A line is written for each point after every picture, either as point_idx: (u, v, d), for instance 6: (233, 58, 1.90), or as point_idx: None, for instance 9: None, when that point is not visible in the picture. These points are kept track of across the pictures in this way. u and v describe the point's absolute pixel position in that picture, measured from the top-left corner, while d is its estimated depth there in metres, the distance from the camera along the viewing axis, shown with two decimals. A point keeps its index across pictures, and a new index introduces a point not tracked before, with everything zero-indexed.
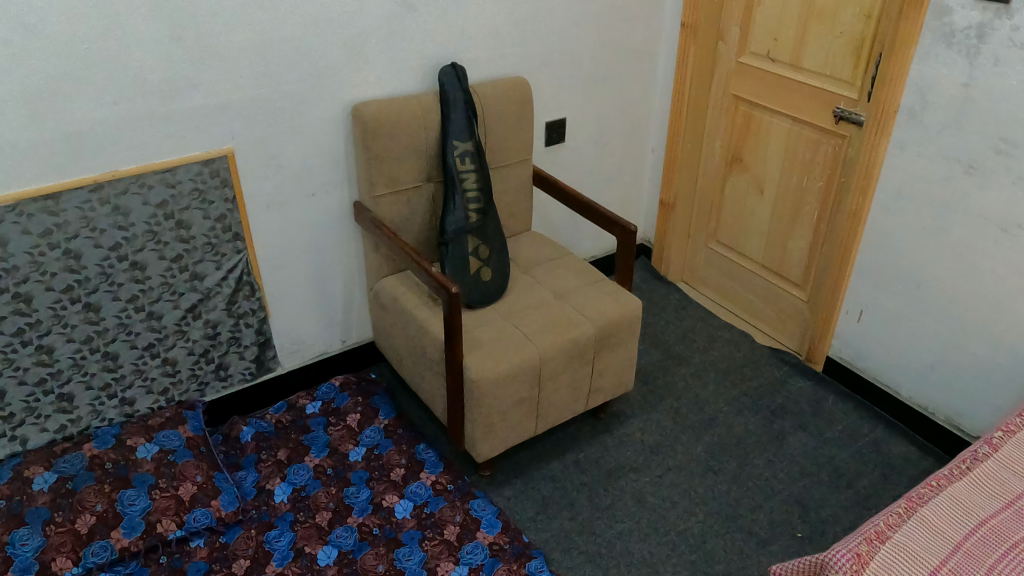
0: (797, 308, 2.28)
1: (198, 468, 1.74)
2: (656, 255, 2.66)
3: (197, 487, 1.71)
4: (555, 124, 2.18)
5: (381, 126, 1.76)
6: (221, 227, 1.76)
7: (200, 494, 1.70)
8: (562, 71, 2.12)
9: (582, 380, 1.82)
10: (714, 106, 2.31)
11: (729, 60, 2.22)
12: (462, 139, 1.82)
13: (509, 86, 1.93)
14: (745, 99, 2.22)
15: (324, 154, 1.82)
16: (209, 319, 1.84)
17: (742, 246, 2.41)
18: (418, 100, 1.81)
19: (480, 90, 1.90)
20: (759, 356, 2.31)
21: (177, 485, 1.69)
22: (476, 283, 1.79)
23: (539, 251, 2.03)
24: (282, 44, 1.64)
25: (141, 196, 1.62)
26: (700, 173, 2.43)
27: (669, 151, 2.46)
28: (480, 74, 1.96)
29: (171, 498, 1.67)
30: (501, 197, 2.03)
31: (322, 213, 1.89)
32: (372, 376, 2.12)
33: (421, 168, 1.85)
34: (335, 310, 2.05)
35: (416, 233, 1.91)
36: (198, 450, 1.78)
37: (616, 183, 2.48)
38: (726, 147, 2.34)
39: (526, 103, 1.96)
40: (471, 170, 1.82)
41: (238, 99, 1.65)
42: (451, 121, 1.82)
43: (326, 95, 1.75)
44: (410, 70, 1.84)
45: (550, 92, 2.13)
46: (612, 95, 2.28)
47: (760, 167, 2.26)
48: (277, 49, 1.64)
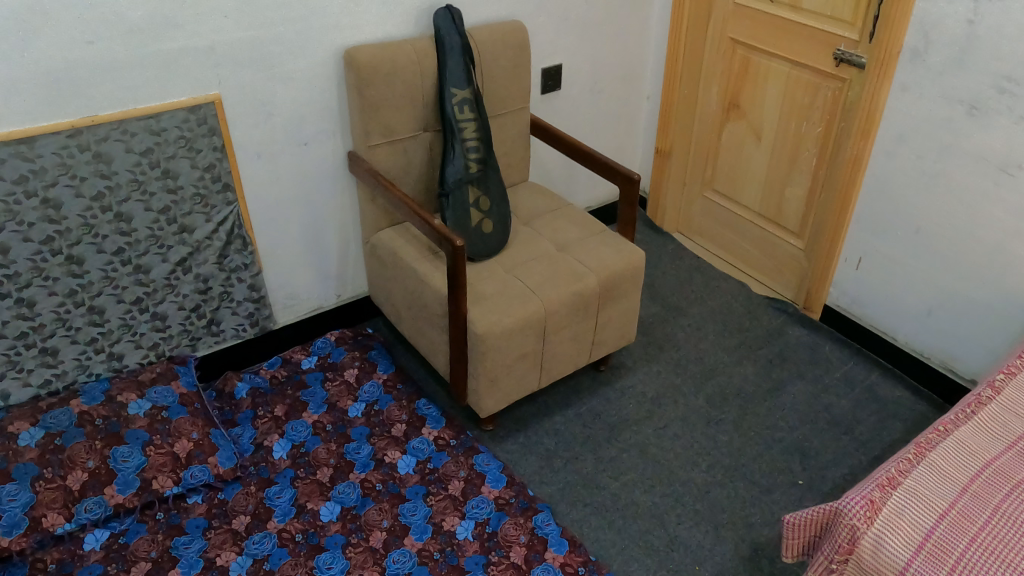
0: (795, 257, 2.27)
1: (194, 425, 1.70)
2: (651, 205, 2.62)
3: (195, 445, 1.67)
4: (551, 70, 2.11)
5: (375, 72, 1.68)
6: (210, 177, 1.67)
7: (197, 451, 1.67)
8: (559, 14, 2.04)
9: (585, 332, 1.80)
10: (710, 50, 2.23)
11: (726, 3, 2.15)
12: (460, 86, 1.75)
13: (506, 30, 1.86)
14: (742, 43, 2.15)
15: (315, 101, 1.73)
16: (200, 274, 1.77)
17: (738, 195, 2.38)
18: (413, 45, 1.74)
19: (477, 35, 1.82)
20: (757, 306, 2.31)
21: (173, 441, 1.65)
22: (477, 234, 1.75)
23: (538, 202, 1.99)
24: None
25: (124, 143, 1.54)
26: (698, 121, 2.38)
27: (667, 97, 2.38)
28: (475, 18, 1.88)
29: (168, 455, 1.63)
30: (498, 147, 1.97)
31: (315, 163, 1.81)
32: (369, 331, 2.08)
33: (417, 116, 1.78)
34: (330, 265, 1.99)
35: (413, 184, 1.85)
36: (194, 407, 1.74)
37: (613, 131, 2.43)
38: (723, 93, 2.28)
39: (523, 48, 1.89)
40: (470, 118, 1.76)
41: (222, 41, 1.56)
42: (449, 67, 1.75)
43: (316, 37, 1.66)
44: (402, 12, 1.75)
45: (546, 37, 2.05)
46: (609, 39, 2.21)
47: (757, 113, 2.20)
48: None
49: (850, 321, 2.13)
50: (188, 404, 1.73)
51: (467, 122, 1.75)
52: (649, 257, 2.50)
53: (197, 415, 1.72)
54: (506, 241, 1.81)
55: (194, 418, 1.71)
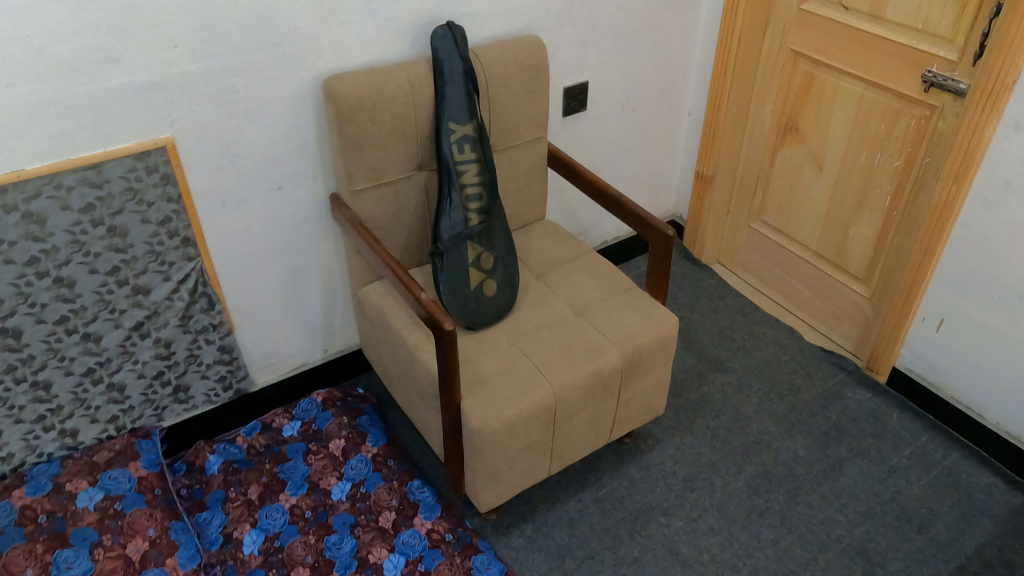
0: (858, 306, 1.94)
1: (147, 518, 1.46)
2: (688, 235, 2.28)
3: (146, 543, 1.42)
4: (575, 89, 1.79)
5: (358, 106, 1.40)
6: (167, 232, 1.41)
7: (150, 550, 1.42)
8: (584, 25, 1.72)
9: (605, 413, 1.52)
10: (765, 63, 1.92)
11: (788, 8, 1.82)
12: (462, 120, 1.46)
13: (518, 50, 1.56)
14: (805, 56, 1.83)
15: (288, 138, 1.45)
16: (160, 338, 1.52)
17: (792, 229, 2.04)
18: (406, 71, 1.45)
19: (483, 56, 1.52)
20: (810, 360, 1.99)
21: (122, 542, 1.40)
22: (478, 299, 1.47)
23: (553, 248, 1.70)
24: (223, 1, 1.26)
25: (59, 200, 1.28)
26: (748, 142, 2.05)
27: (711, 115, 2.05)
28: (483, 34, 1.58)
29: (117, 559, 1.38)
30: (508, 183, 1.68)
31: (294, 209, 1.54)
32: (360, 391, 1.83)
33: (410, 155, 1.50)
34: (314, 318, 1.73)
35: (405, 232, 1.58)
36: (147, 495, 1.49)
37: (650, 153, 2.10)
38: (779, 112, 1.95)
39: (539, 70, 1.59)
40: (471, 160, 1.46)
41: (174, 75, 1.28)
42: (448, 97, 1.46)
43: (290, 64, 1.38)
44: (394, 30, 1.46)
45: (569, 51, 1.74)
46: (645, 51, 1.88)
47: (820, 138, 1.88)
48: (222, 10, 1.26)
49: (924, 388, 1.80)
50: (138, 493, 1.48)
51: (469, 164, 1.46)
52: (685, 295, 2.18)
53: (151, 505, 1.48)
54: (513, 303, 1.53)
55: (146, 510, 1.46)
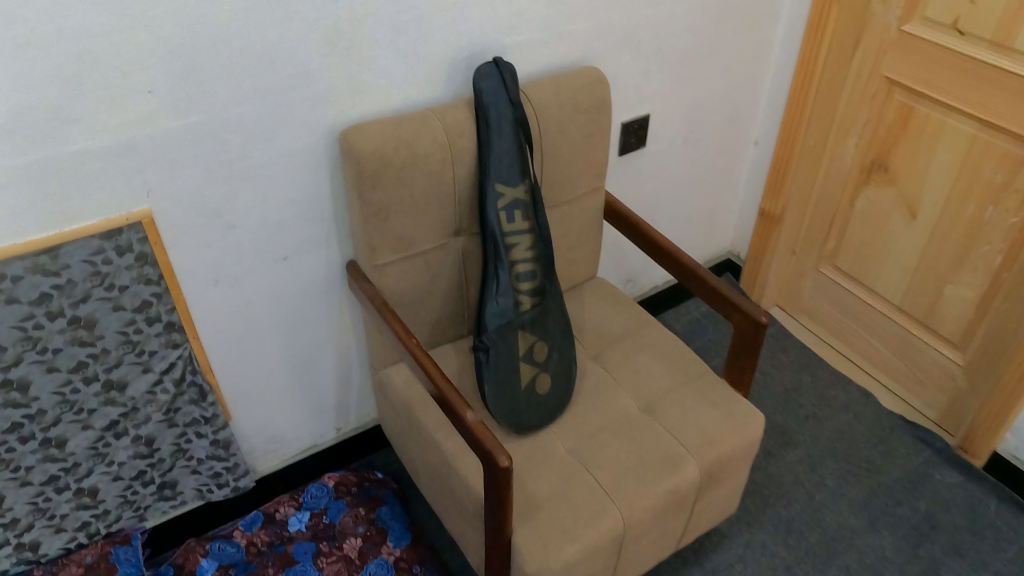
0: (948, 373, 1.69)
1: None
2: (747, 276, 2.02)
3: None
4: (634, 124, 1.51)
5: (386, 167, 1.12)
6: (145, 318, 1.13)
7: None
8: (650, 52, 1.44)
9: (676, 530, 1.26)
10: (851, 91, 1.63)
11: (884, 28, 1.52)
12: (512, 182, 1.18)
13: (576, 87, 1.27)
14: (903, 85, 1.54)
15: (298, 202, 1.18)
16: (140, 436, 1.25)
17: (870, 279, 1.78)
18: (443, 119, 1.16)
19: (535, 96, 1.23)
20: (890, 431, 1.74)
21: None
22: (529, 399, 1.20)
23: (609, 319, 1.44)
24: (212, 42, 0.98)
25: (4, 292, 1.00)
26: (824, 178, 1.77)
27: (784, 147, 1.78)
28: (534, 68, 1.29)
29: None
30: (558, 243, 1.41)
31: (304, 281, 1.27)
32: (378, 474, 1.57)
33: (446, 220, 1.22)
34: (326, 396, 1.47)
35: (438, 306, 1.31)
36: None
37: (711, 189, 1.82)
38: (865, 148, 1.67)
39: (601, 110, 1.30)
40: (523, 230, 1.19)
41: (150, 135, 1.00)
42: (495, 153, 1.17)
43: (297, 115, 1.10)
44: (427, 66, 1.18)
45: (631, 83, 1.45)
46: (713, 77, 1.60)
47: (916, 181, 1.60)
48: (211, 53, 0.99)
49: None
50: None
51: (520, 236, 1.18)
52: None
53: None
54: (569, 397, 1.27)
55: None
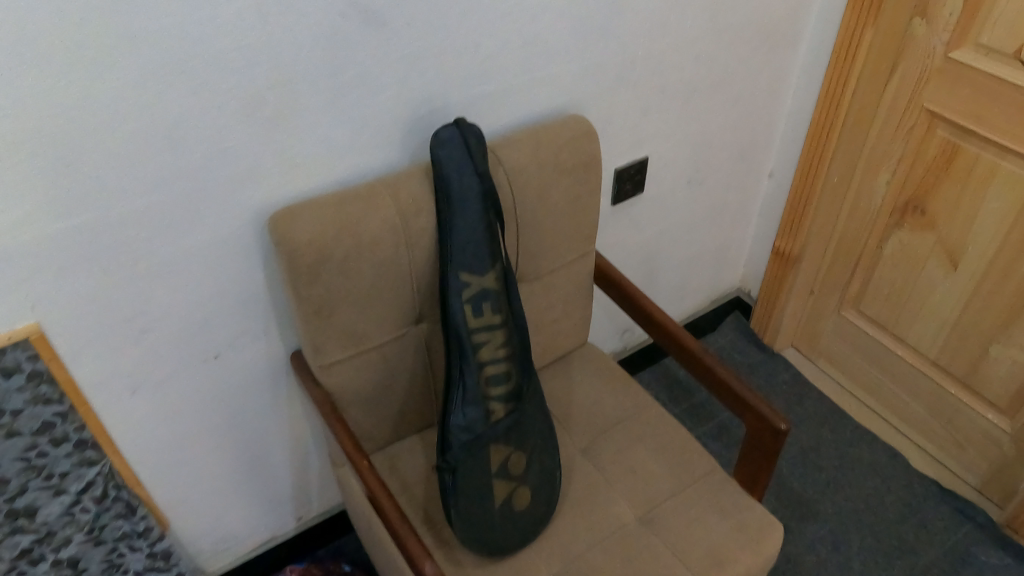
0: (992, 439, 1.49)
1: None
2: (759, 315, 1.81)
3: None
4: (630, 169, 1.30)
5: (325, 258, 0.93)
6: (50, 435, 0.96)
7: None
8: (648, 90, 1.22)
9: None
10: (886, 121, 1.42)
11: (927, 53, 1.30)
12: (479, 269, 0.98)
13: (556, 143, 1.06)
14: (948, 120, 1.33)
15: (225, 294, 1.00)
16: (61, 560, 1.05)
17: (900, 329, 1.57)
18: (394, 196, 0.96)
19: (507, 158, 1.02)
20: (924, 500, 1.54)
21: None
22: (504, 520, 1.02)
23: (601, 400, 1.24)
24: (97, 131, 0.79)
25: None
26: (851, 215, 1.56)
27: (807, 179, 1.57)
28: (508, 120, 1.08)
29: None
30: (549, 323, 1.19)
31: (240, 375, 1.10)
32: (345, 565, 1.40)
33: (403, 309, 1.03)
34: (281, 486, 1.30)
35: (399, 399, 1.13)
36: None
37: (722, 226, 1.61)
38: (901, 185, 1.46)
39: (590, 168, 1.09)
40: (495, 326, 0.99)
41: (25, 240, 0.82)
42: (458, 237, 0.96)
43: (214, 202, 0.91)
44: (376, 131, 0.97)
45: (627, 126, 1.24)
46: (723, 109, 1.38)
47: (961, 227, 1.39)
48: (94, 139, 0.80)
49: None
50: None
51: (489, 333, 0.99)
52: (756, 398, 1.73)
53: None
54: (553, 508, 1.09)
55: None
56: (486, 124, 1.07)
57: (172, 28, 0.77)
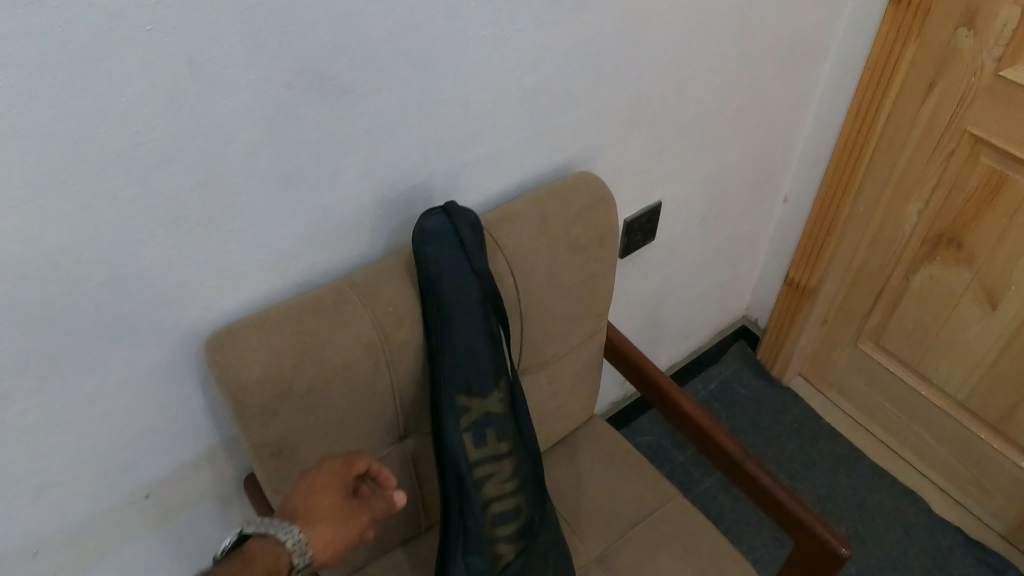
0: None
1: (261, 541, 0.66)
2: (767, 346, 1.65)
3: (307, 534, 0.67)
4: (641, 219, 1.09)
5: (282, 393, 0.72)
6: None
7: (334, 520, 0.70)
8: (664, 129, 1.02)
9: None
10: (921, 144, 1.24)
11: (974, 70, 1.12)
12: (481, 390, 0.79)
13: (567, 214, 0.84)
14: (996, 146, 1.15)
15: (153, 431, 0.78)
16: None
17: (925, 367, 1.44)
18: (369, 303, 0.75)
19: (508, 241, 0.81)
20: (948, 551, 1.43)
21: (271, 533, 0.66)
22: None
23: (616, 492, 1.06)
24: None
25: None
26: (875, 245, 1.39)
27: (827, 205, 1.40)
28: (505, 185, 0.87)
29: (276, 548, 0.66)
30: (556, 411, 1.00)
31: (180, 509, 0.88)
32: None
33: (383, 431, 0.82)
34: None
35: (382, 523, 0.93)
36: (269, 561, 0.65)
37: (735, 259, 1.40)
38: (934, 215, 1.29)
39: (607, 240, 0.88)
40: (501, 454, 0.81)
41: None
42: (454, 354, 0.77)
43: (129, 332, 0.69)
44: (339, 218, 0.75)
45: (640, 171, 1.04)
46: (742, 137, 1.19)
47: (1004, 263, 1.23)
48: None
49: None
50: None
51: (495, 465, 0.80)
52: (765, 439, 1.58)
53: (278, 555, 0.65)
54: None
55: (267, 563, 0.65)
56: (477, 193, 0.85)
57: (47, 128, 0.54)
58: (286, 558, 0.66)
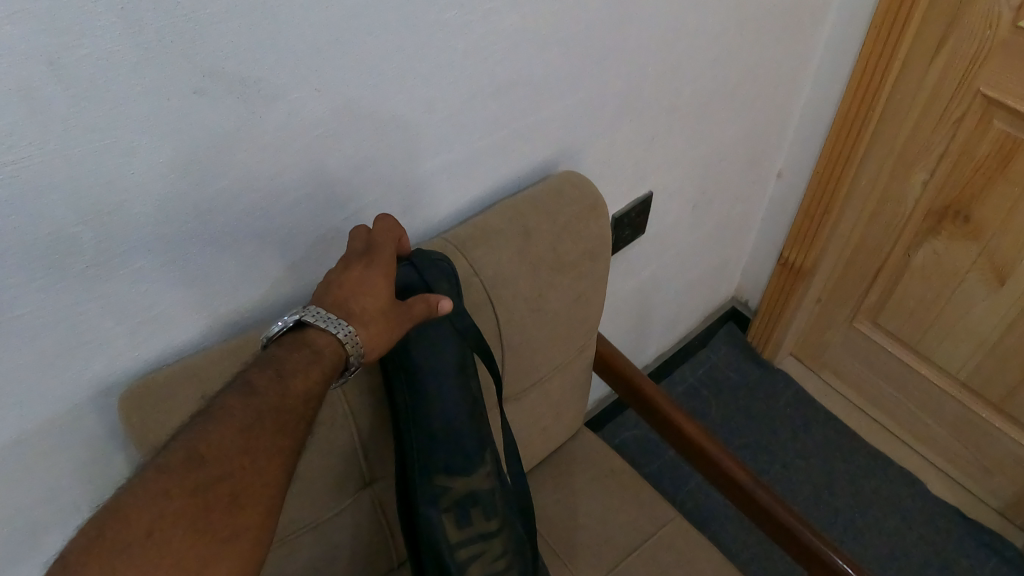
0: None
1: (319, 337, 0.55)
2: (756, 326, 1.57)
3: (360, 329, 0.56)
4: (631, 214, 0.97)
5: None
6: None
7: (385, 319, 0.58)
8: (653, 113, 0.89)
9: None
10: (927, 111, 1.14)
11: (991, 27, 1.00)
12: (464, 465, 0.68)
13: (556, 229, 0.72)
14: (1011, 112, 1.05)
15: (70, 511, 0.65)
16: None
17: (925, 345, 1.37)
18: None
19: (485, 266, 0.68)
20: (946, 533, 1.40)
21: (321, 323, 0.55)
22: None
23: (610, 515, 0.96)
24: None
25: None
26: (874, 220, 1.30)
27: (822, 178, 1.29)
28: (477, 193, 0.74)
29: (336, 346, 0.55)
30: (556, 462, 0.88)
31: None
32: None
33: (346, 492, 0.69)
34: None
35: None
36: (333, 361, 0.55)
37: (727, 244, 1.31)
38: (939, 187, 1.19)
39: (599, 253, 0.76)
40: (487, 531, 0.70)
41: None
42: (430, 430, 0.66)
43: (19, 401, 0.56)
44: (278, 250, 0.62)
45: (628, 161, 0.92)
46: (736, 114, 1.07)
47: (1014, 239, 1.14)
48: None
49: None
50: (300, 401, 0.52)
51: (484, 541, 0.70)
52: (756, 424, 1.51)
53: (337, 354, 0.55)
54: None
55: (329, 362, 0.54)
56: (447, 202, 0.73)
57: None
58: (342, 352, 0.55)
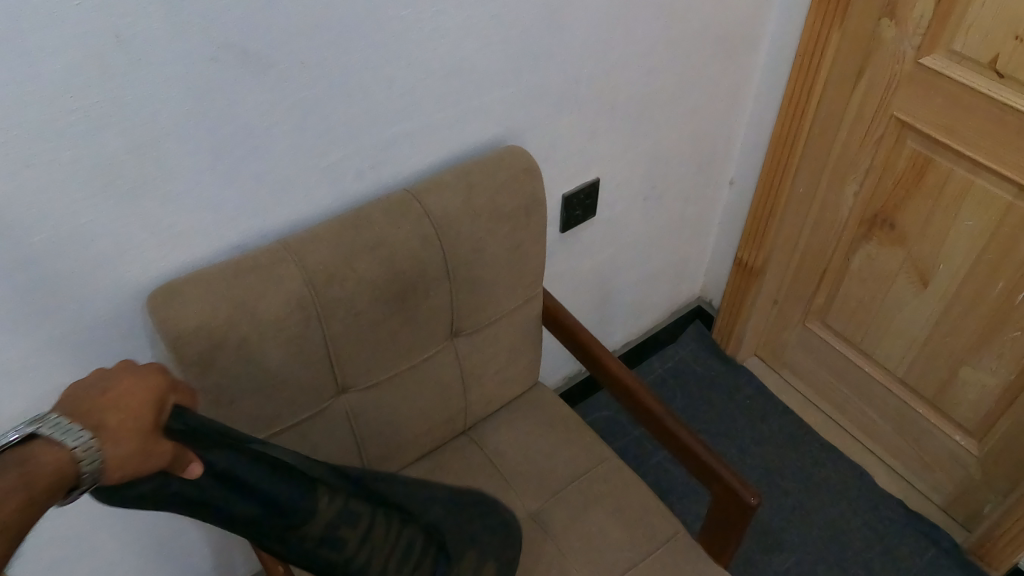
0: (958, 460, 1.44)
1: (47, 453, 0.49)
2: (721, 325, 1.73)
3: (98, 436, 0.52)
4: (580, 194, 1.16)
5: (220, 338, 0.78)
6: None
7: (140, 420, 0.54)
8: (594, 109, 1.08)
9: None
10: (852, 129, 1.31)
11: (895, 58, 1.18)
12: (302, 513, 0.68)
13: (494, 186, 0.92)
14: (918, 130, 1.22)
15: None
16: None
17: (866, 344, 1.51)
18: (302, 261, 0.82)
19: (437, 209, 0.89)
20: (889, 521, 1.50)
21: (58, 435, 0.50)
22: None
23: (554, 453, 1.12)
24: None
25: None
26: (815, 227, 1.46)
27: (769, 188, 1.46)
28: (436, 157, 0.94)
29: (61, 455, 0.49)
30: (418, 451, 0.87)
31: None
32: None
33: (322, 383, 0.89)
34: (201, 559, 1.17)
35: None
36: (53, 478, 0.49)
37: (681, 239, 1.51)
38: (867, 197, 1.36)
39: (535, 210, 0.96)
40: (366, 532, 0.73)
41: None
42: (249, 512, 0.65)
43: (81, 283, 0.76)
44: (272, 185, 0.82)
45: (574, 149, 1.10)
46: (678, 121, 1.25)
47: (931, 243, 1.30)
48: None
49: None
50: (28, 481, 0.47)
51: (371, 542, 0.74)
52: (718, 415, 1.65)
53: (63, 462, 0.49)
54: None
55: (48, 483, 0.48)
56: (409, 163, 0.92)
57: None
58: (72, 469, 0.50)
